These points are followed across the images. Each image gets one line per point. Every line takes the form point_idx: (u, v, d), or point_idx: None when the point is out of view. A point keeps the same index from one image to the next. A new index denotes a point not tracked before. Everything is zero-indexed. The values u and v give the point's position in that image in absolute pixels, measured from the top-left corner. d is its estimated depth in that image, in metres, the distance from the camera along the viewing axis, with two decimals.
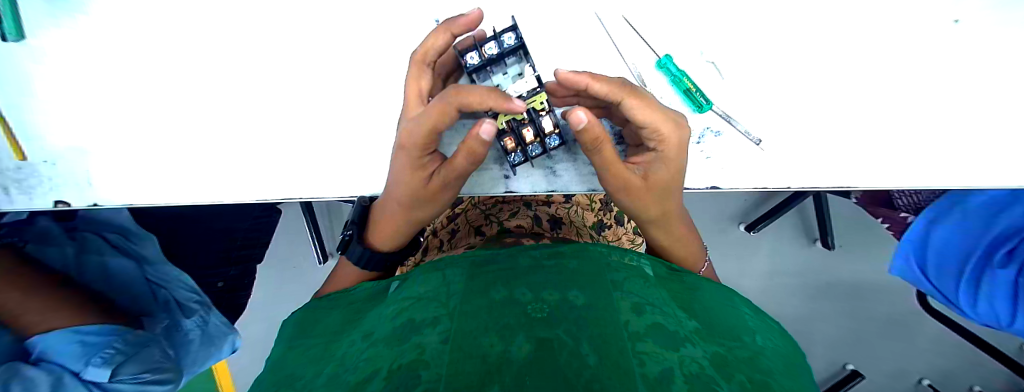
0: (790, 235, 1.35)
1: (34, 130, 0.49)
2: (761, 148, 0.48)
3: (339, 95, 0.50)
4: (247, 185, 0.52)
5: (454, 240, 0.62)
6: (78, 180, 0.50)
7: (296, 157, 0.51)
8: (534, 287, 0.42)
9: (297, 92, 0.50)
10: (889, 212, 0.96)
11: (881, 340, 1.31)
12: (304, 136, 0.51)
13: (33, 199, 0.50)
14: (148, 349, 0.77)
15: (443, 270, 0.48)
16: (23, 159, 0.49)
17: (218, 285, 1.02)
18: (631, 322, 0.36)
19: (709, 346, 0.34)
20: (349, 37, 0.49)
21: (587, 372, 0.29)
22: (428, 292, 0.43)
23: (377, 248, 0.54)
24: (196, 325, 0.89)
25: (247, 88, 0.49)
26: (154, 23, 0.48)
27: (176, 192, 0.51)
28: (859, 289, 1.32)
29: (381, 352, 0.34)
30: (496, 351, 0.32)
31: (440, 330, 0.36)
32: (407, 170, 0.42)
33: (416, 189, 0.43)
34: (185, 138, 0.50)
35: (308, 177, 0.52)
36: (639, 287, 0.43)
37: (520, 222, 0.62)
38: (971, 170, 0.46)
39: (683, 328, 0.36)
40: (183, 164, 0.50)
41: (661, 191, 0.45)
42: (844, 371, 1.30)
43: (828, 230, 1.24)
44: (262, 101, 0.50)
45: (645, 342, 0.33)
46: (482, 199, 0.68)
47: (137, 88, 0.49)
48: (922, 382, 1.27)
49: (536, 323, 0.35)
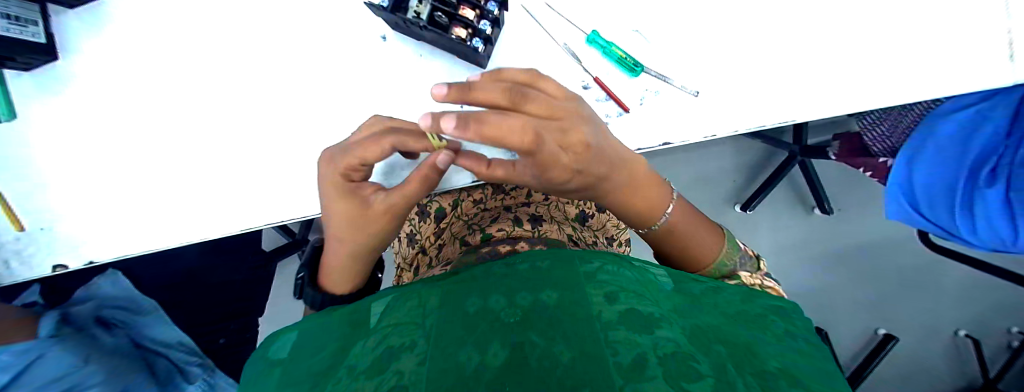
0: (786, 204, 1.44)
1: (30, 202, 0.53)
2: (697, 97, 0.50)
3: (299, 125, 0.55)
4: (228, 221, 0.55)
5: (440, 254, 0.66)
6: (72, 243, 0.54)
7: (268, 187, 0.55)
8: (509, 289, 0.41)
9: (269, 125, 0.55)
10: (868, 160, 0.98)
11: (905, 297, 1.40)
12: (273, 167, 0.55)
13: (32, 267, 0.53)
14: (46, 357, 0.61)
15: (415, 285, 0.45)
16: (21, 229, 0.53)
17: (220, 340, 0.88)
18: (603, 311, 0.36)
19: (685, 322, 0.36)
20: (311, 73, 0.55)
21: (566, 369, 0.30)
22: (405, 317, 0.40)
23: (331, 292, 0.54)
24: (201, 390, 0.78)
25: (219, 132, 0.55)
26: (140, 86, 0.54)
27: (162, 238, 0.55)
28: (866, 248, 1.41)
29: (358, 384, 0.31)
30: (474, 361, 0.32)
31: (419, 351, 0.35)
32: (340, 200, 0.47)
33: (348, 218, 0.47)
34: (168, 187, 0.55)
35: (280, 204, 0.55)
36: (613, 271, 0.42)
37: (500, 226, 0.62)
38: (885, 88, 0.50)
39: (659, 309, 0.37)
40: (168, 211, 0.55)
41: (633, 159, 0.47)
42: (877, 335, 1.39)
43: (822, 195, 1.33)
44: (233, 142, 0.55)
45: (618, 331, 0.34)
46: (465, 209, 0.71)
47: (130, 149, 0.54)
48: (960, 333, 1.37)
49: (509, 327, 0.36)
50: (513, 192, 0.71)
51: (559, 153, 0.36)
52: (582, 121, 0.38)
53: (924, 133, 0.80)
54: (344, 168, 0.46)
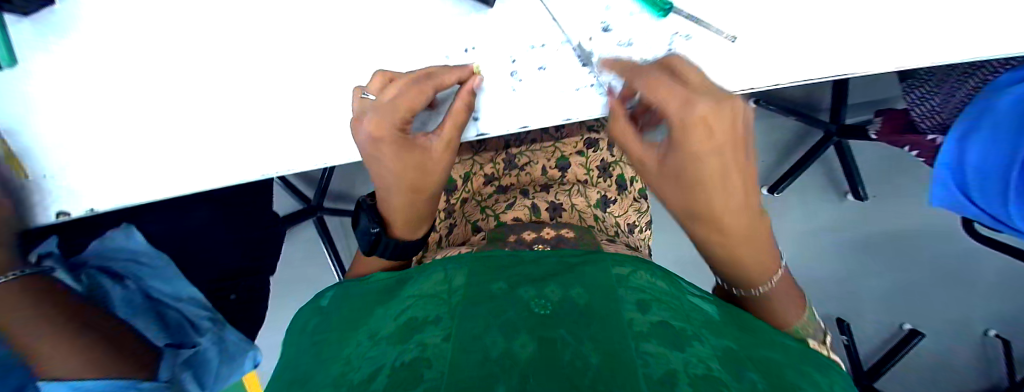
0: (816, 189, 1.37)
1: (37, 148, 0.53)
2: (734, 42, 0.49)
3: (294, 73, 0.53)
4: (222, 171, 0.53)
5: (453, 235, 0.65)
6: (73, 190, 0.54)
7: (261, 137, 0.53)
8: (537, 283, 0.39)
9: (259, 74, 0.53)
10: (914, 138, 0.91)
11: (934, 291, 1.32)
12: (265, 116, 0.53)
13: (39, 213, 0.53)
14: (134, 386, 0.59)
15: (447, 262, 0.44)
16: (26, 177, 0.53)
17: (232, 297, 0.87)
18: (635, 319, 0.35)
19: (716, 343, 0.34)
20: (307, 18, 0.53)
21: (591, 373, 0.28)
22: (431, 289, 0.39)
23: (403, 236, 0.56)
24: (213, 343, 0.79)
25: (214, 80, 0.53)
26: (134, 32, 0.53)
27: (156, 185, 0.53)
28: (899, 240, 1.34)
29: (384, 349, 0.33)
30: (498, 348, 0.31)
31: (442, 328, 0.34)
32: (404, 157, 0.48)
33: (422, 165, 0.49)
34: (163, 134, 0.53)
35: (274, 155, 0.53)
36: (648, 279, 0.41)
37: (517, 214, 0.61)
38: (928, 51, 0.47)
39: (688, 325, 0.35)
40: (166, 159, 0.53)
41: (759, 212, 0.45)
42: (902, 330, 1.33)
43: (857, 180, 1.26)
44: (226, 89, 0.53)
45: (648, 343, 0.32)
46: (477, 186, 0.70)
47: (136, 96, 0.53)
48: (989, 332, 1.28)
49: (538, 320, 0.34)
50: (528, 168, 0.69)
51: (703, 157, 0.39)
52: (733, 145, 0.39)
53: (973, 115, 0.74)
54: (406, 110, 0.46)
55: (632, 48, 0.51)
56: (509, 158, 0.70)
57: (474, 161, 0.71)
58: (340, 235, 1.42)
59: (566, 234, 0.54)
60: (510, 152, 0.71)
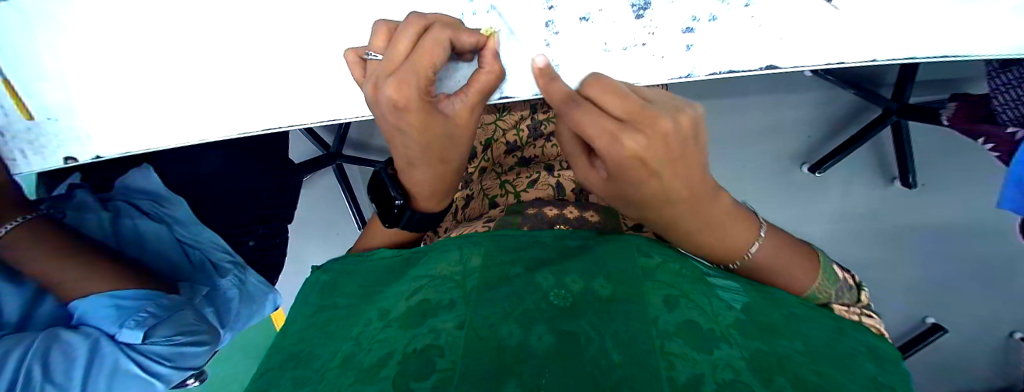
0: (859, 173, 1.29)
1: (34, 90, 0.52)
2: (835, 6, 0.44)
3: (297, 19, 0.49)
4: (229, 118, 0.53)
5: (467, 209, 0.60)
6: (78, 136, 0.55)
7: (266, 85, 0.52)
8: (558, 267, 0.35)
9: (259, 17, 0.49)
10: (991, 129, 0.80)
11: (968, 288, 1.24)
12: (268, 64, 0.51)
13: (46, 156, 0.55)
14: (181, 313, 0.66)
15: (461, 241, 0.39)
16: (31, 119, 0.54)
17: (250, 243, 0.87)
18: (660, 316, 0.30)
19: (750, 342, 0.30)
20: None
21: (615, 375, 0.25)
22: (445, 268, 0.36)
23: (427, 209, 0.54)
24: (234, 284, 0.79)
25: (213, 20, 0.50)
26: None
27: (163, 129, 0.54)
28: (942, 233, 1.24)
29: (394, 332, 0.30)
30: (514, 342, 0.28)
31: (456, 313, 0.31)
32: (427, 124, 0.42)
33: (452, 130, 0.45)
34: (165, 77, 0.52)
35: (281, 106, 0.53)
36: (676, 268, 0.35)
37: (538, 194, 0.55)
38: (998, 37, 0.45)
39: (719, 323, 0.30)
40: (170, 105, 0.53)
41: (711, 186, 0.39)
42: (924, 324, 1.27)
43: (908, 165, 1.17)
44: (225, 31, 0.50)
45: (673, 342, 0.27)
46: (499, 155, 0.66)
47: (144, 30, 0.50)
48: (1014, 335, 1.19)
49: (555, 312, 0.30)
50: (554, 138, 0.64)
51: (642, 182, 0.35)
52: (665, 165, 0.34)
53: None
54: (427, 68, 0.40)
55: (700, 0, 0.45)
56: (533, 126, 0.66)
57: (497, 126, 0.67)
58: (360, 185, 1.41)
59: (590, 217, 0.49)
60: (536, 118, 0.67)
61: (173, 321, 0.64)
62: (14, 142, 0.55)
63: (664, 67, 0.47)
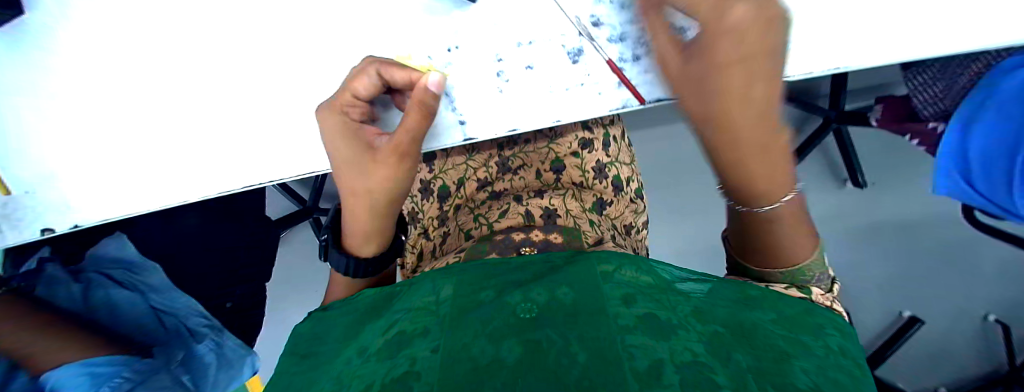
0: (817, 177, 1.37)
1: (10, 165, 0.53)
2: None
3: (274, 85, 0.53)
4: (204, 178, 0.54)
5: (445, 245, 0.62)
6: (47, 209, 0.54)
7: (243, 145, 0.54)
8: (525, 287, 0.37)
9: (239, 85, 0.53)
10: (917, 127, 0.89)
11: (934, 278, 1.32)
12: (246, 125, 0.54)
13: (22, 230, 0.54)
14: (157, 376, 0.65)
15: (438, 275, 0.42)
16: (7, 194, 0.53)
17: (228, 304, 0.85)
18: (622, 313, 0.31)
19: (709, 327, 0.31)
20: (279, 32, 0.52)
21: (578, 371, 0.26)
22: (420, 301, 0.38)
23: (359, 252, 0.55)
24: (210, 349, 0.74)
25: (194, 91, 0.53)
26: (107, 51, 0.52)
27: (136, 195, 0.54)
28: (902, 227, 1.33)
29: (372, 366, 0.31)
30: (485, 357, 0.29)
31: (432, 339, 0.32)
32: (342, 146, 0.48)
33: (367, 162, 0.48)
34: (144, 143, 0.53)
35: (256, 163, 0.54)
36: (632, 273, 0.37)
37: (510, 222, 0.58)
38: (918, 41, 0.50)
39: (678, 313, 0.32)
40: (149, 172, 0.54)
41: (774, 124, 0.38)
42: (902, 318, 1.32)
43: (857, 168, 1.26)
44: (204, 99, 0.53)
45: (635, 334, 0.29)
46: (469, 191, 0.68)
47: (123, 103, 0.53)
48: (989, 317, 1.28)
49: (523, 325, 0.32)
50: (522, 172, 0.68)
51: (719, 41, 0.37)
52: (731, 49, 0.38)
53: (995, 77, 0.72)
54: (348, 98, 0.47)
55: (622, 43, 0.51)
56: (501, 161, 0.69)
57: (467, 166, 0.69)
58: None
59: (555, 238, 0.51)
60: (503, 155, 0.69)
61: (148, 385, 0.62)
62: None
63: (602, 102, 0.52)
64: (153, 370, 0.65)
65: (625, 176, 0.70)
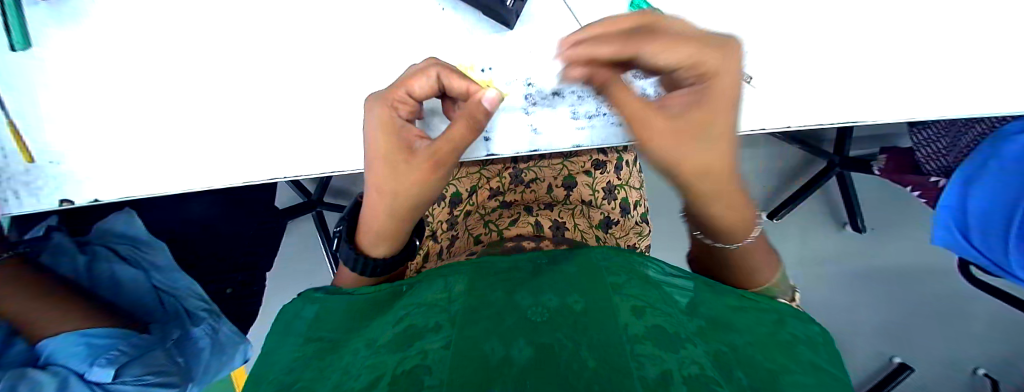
0: (817, 217, 1.38)
1: (37, 134, 0.54)
2: (750, 84, 0.54)
3: (304, 83, 0.55)
4: (224, 165, 0.56)
5: (453, 248, 0.63)
6: (67, 179, 0.55)
7: (266, 137, 0.56)
8: (535, 292, 0.38)
9: (270, 80, 0.54)
10: (918, 179, 0.90)
11: (926, 327, 1.33)
12: (272, 118, 0.55)
13: (43, 199, 0.55)
14: (152, 353, 0.66)
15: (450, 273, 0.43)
16: (30, 162, 0.55)
17: (229, 290, 0.87)
18: (631, 324, 0.32)
19: (712, 346, 0.32)
20: (315, 32, 0.54)
21: (588, 373, 0.27)
22: (432, 297, 0.39)
23: (373, 251, 0.56)
24: (206, 333, 0.75)
25: (226, 81, 0.55)
26: (146, 34, 0.54)
27: (156, 175, 0.56)
28: (899, 273, 1.35)
29: (384, 357, 0.32)
30: (496, 355, 0.30)
31: (442, 335, 0.33)
32: (383, 140, 0.49)
33: (402, 160, 0.48)
34: (171, 125, 0.55)
35: (277, 155, 0.56)
36: (641, 288, 0.39)
37: (520, 230, 0.58)
38: (911, 102, 0.54)
39: (685, 329, 0.33)
40: (172, 154, 0.55)
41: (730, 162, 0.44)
42: (892, 363, 1.31)
43: (857, 212, 1.28)
44: (233, 89, 0.55)
45: (643, 344, 0.30)
46: (481, 198, 0.69)
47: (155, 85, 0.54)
48: (979, 371, 1.27)
49: (533, 327, 0.33)
50: (533, 185, 0.69)
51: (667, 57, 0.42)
52: (729, 76, 0.42)
53: (994, 141, 0.75)
54: (403, 94, 0.49)
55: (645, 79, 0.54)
56: (516, 173, 0.70)
57: (481, 174, 0.70)
58: None
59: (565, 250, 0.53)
60: (518, 166, 0.70)
61: (145, 361, 0.64)
62: (9, 182, 0.55)
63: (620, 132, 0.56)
64: (150, 347, 0.66)
65: (633, 199, 0.72)
